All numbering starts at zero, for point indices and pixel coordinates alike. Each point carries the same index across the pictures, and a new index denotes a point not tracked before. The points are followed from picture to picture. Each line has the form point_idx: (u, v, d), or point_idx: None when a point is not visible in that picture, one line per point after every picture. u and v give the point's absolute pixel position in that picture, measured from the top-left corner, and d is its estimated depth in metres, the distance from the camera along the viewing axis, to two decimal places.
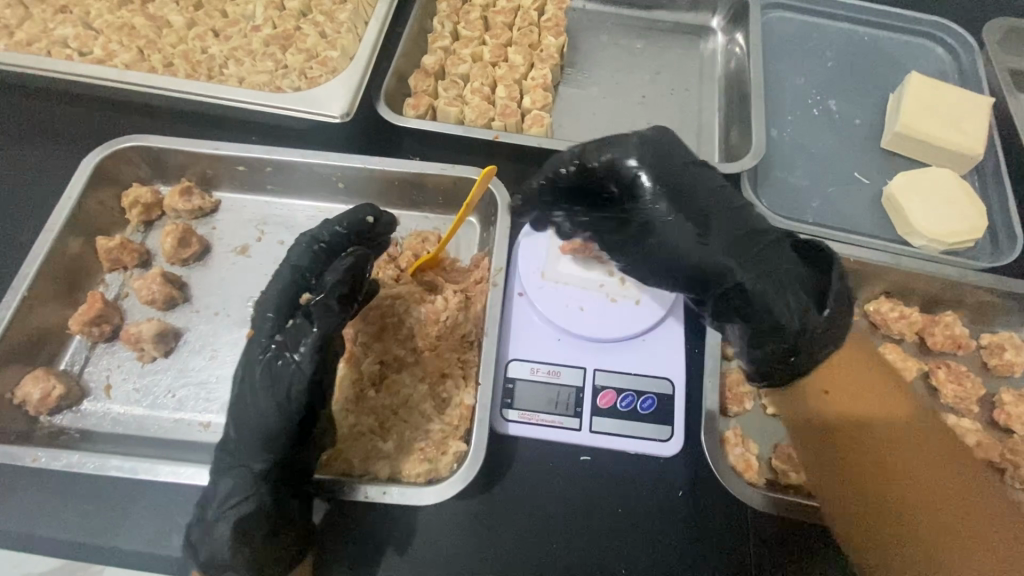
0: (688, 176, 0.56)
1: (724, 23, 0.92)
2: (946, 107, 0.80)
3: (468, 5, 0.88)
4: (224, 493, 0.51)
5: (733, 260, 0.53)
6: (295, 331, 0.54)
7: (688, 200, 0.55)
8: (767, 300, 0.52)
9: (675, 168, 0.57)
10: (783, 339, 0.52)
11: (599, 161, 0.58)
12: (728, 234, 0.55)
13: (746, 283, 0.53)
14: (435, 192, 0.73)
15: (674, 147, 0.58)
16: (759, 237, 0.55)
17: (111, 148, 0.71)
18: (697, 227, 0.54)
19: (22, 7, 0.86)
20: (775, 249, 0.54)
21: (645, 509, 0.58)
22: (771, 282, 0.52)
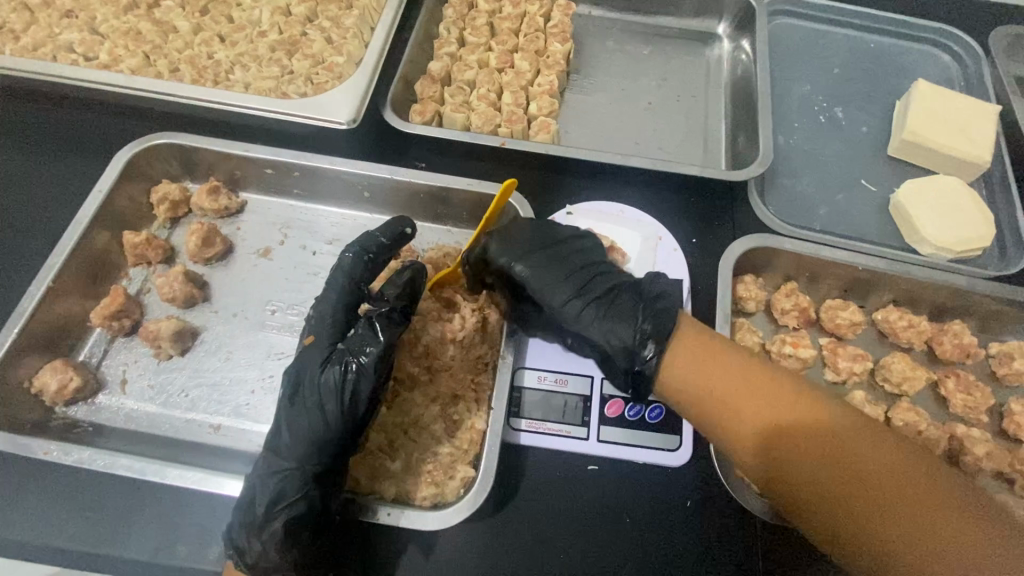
0: (547, 254, 0.62)
1: (730, 30, 0.92)
2: (955, 115, 0.80)
3: (475, 12, 0.88)
4: (271, 496, 0.52)
5: (591, 319, 0.59)
6: (358, 337, 0.56)
7: (546, 268, 0.61)
8: (603, 334, 0.58)
9: (537, 240, 0.63)
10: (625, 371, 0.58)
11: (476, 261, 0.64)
12: (569, 284, 0.61)
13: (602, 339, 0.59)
14: (460, 208, 0.74)
15: (527, 231, 0.64)
16: (600, 285, 0.61)
17: (148, 142, 0.71)
18: (557, 291, 0.60)
19: (27, 11, 0.86)
20: (619, 300, 0.60)
21: (655, 518, 0.58)
22: (603, 323, 0.59)
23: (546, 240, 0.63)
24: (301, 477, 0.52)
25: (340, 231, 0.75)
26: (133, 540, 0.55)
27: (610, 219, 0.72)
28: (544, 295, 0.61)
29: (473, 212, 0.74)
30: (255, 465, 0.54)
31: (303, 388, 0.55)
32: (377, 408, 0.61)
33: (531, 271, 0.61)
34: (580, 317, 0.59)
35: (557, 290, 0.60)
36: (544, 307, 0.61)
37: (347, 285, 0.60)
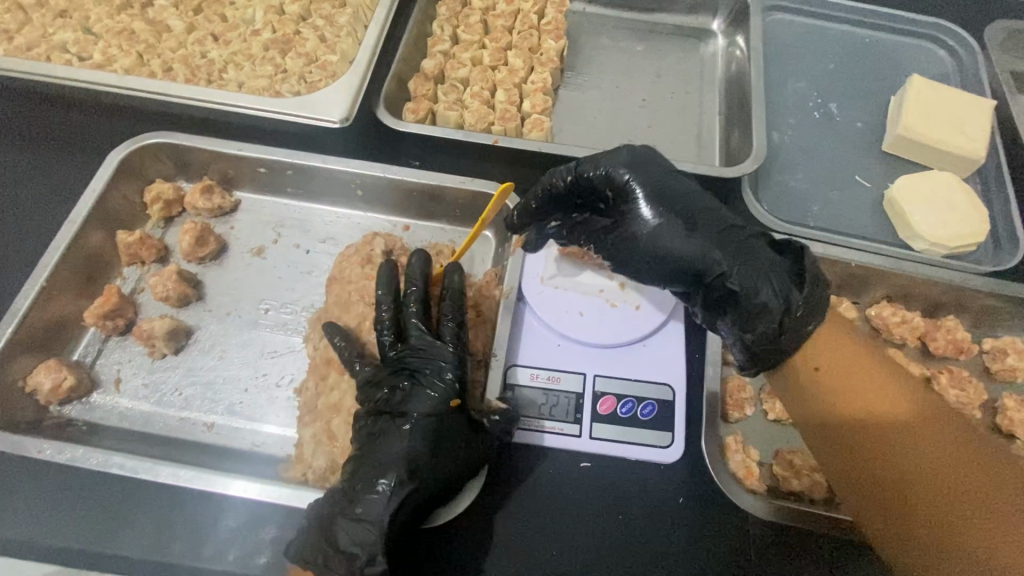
0: (670, 183, 0.58)
1: (724, 26, 0.92)
2: (948, 109, 0.80)
3: (468, 9, 0.88)
4: (377, 524, 0.51)
5: (726, 259, 0.54)
6: (423, 365, 0.59)
7: (670, 201, 0.57)
8: (753, 292, 0.52)
9: (611, 166, 0.59)
10: (770, 327, 0.52)
11: (595, 172, 0.59)
12: (719, 238, 0.56)
13: (736, 280, 0.53)
14: (452, 205, 0.74)
15: (656, 159, 0.60)
16: (745, 235, 0.56)
17: (139, 143, 0.71)
18: (660, 219, 0.56)
19: (22, 12, 0.86)
20: (750, 245, 0.55)
21: (648, 513, 0.58)
22: (763, 274, 0.53)
23: (619, 165, 0.59)
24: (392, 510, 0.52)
25: (334, 229, 0.75)
26: (124, 536, 0.55)
27: None
28: (674, 229, 0.56)
29: (466, 210, 0.74)
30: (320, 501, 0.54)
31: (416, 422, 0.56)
32: None
33: (665, 204, 0.57)
34: (721, 259, 0.54)
35: (702, 233, 0.56)
36: (660, 234, 0.56)
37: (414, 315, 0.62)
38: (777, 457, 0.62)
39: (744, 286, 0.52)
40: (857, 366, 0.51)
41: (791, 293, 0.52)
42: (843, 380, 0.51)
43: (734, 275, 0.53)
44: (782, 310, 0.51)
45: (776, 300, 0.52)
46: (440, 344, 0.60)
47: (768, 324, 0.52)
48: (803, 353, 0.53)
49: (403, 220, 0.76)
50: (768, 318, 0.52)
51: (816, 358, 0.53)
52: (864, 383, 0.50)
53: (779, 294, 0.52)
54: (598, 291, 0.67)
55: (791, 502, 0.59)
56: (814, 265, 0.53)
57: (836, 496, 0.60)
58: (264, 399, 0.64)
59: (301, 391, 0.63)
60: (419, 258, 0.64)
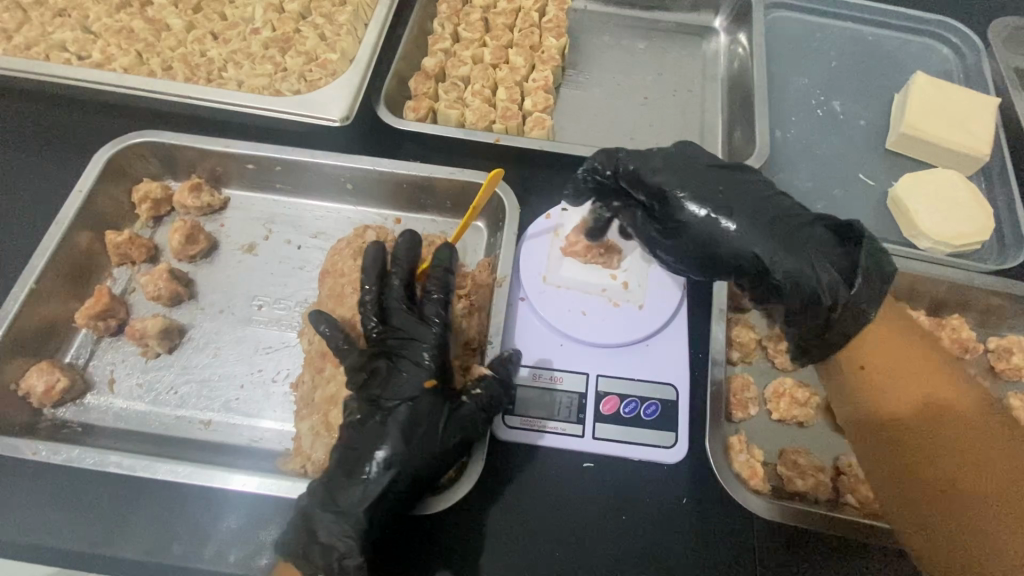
0: (715, 178, 0.60)
1: (726, 24, 0.91)
2: (953, 107, 0.80)
3: (469, 7, 0.88)
4: (351, 523, 0.50)
5: (772, 252, 0.56)
6: (408, 344, 0.57)
7: (715, 193, 0.59)
8: (801, 283, 0.55)
9: (646, 167, 0.60)
10: (821, 316, 0.55)
11: (626, 170, 0.61)
12: (770, 226, 0.57)
13: (783, 273, 0.55)
14: (443, 197, 0.74)
15: (698, 156, 0.62)
16: (796, 221, 0.58)
17: (123, 142, 0.71)
18: (706, 213, 0.58)
19: (20, 11, 0.86)
20: (804, 234, 0.57)
21: (649, 515, 0.57)
22: (816, 263, 0.55)
23: (655, 164, 0.60)
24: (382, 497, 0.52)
25: (324, 224, 0.75)
26: (118, 538, 0.55)
27: None
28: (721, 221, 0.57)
29: (454, 200, 0.74)
30: (310, 488, 0.53)
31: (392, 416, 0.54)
32: None
33: (709, 197, 0.58)
34: (767, 249, 0.56)
35: (748, 221, 0.57)
36: (707, 230, 0.58)
37: (400, 297, 0.59)
38: (782, 457, 0.61)
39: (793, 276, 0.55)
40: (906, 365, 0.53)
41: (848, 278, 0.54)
42: (887, 374, 0.53)
43: (782, 267, 0.55)
44: (835, 303, 0.54)
45: (829, 287, 0.54)
46: (423, 326, 0.57)
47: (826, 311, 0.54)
48: (851, 349, 0.57)
49: (393, 213, 0.76)
50: (816, 310, 0.55)
51: (859, 356, 0.56)
52: (907, 379, 0.52)
53: (829, 286, 0.54)
54: (601, 291, 0.67)
55: (796, 502, 0.58)
56: (869, 256, 0.55)
57: (841, 497, 0.60)
58: (259, 394, 0.64)
59: (297, 386, 0.63)
60: (406, 238, 0.61)
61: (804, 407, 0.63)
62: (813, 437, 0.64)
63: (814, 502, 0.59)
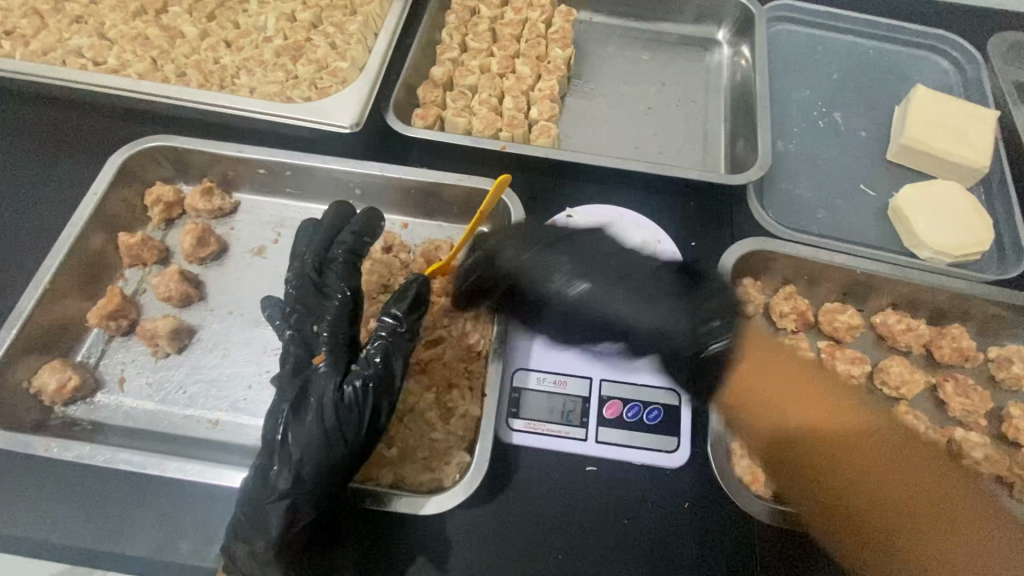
0: (581, 238, 0.66)
1: (729, 36, 0.93)
2: (951, 120, 0.81)
3: (477, 18, 0.90)
4: (274, 520, 0.51)
5: (635, 315, 0.62)
6: (306, 319, 0.60)
7: (586, 263, 0.64)
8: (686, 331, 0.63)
9: (529, 236, 0.67)
10: (691, 363, 0.63)
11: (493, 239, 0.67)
12: (626, 279, 0.64)
13: (662, 327, 0.62)
14: (450, 203, 0.75)
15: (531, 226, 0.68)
16: (652, 279, 0.64)
17: (136, 147, 0.72)
18: (587, 283, 0.63)
19: (38, 17, 0.88)
20: (655, 285, 0.64)
21: (652, 518, 0.58)
22: (676, 313, 0.63)
23: (570, 233, 0.67)
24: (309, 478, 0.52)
25: None
26: (128, 534, 0.55)
27: (608, 221, 0.72)
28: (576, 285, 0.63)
29: (462, 208, 0.75)
30: (247, 480, 0.53)
31: (305, 410, 0.54)
32: None
33: (541, 274, 0.64)
34: (652, 320, 0.62)
35: (604, 282, 0.63)
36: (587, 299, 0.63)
37: (306, 278, 0.61)
38: None
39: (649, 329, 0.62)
40: (786, 384, 0.64)
41: (702, 317, 0.63)
42: (785, 399, 0.63)
43: (641, 325, 0.62)
44: (698, 352, 0.63)
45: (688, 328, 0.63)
46: (328, 298, 0.60)
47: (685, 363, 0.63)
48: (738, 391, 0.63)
49: (401, 218, 0.77)
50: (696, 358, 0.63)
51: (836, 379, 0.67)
52: (795, 398, 0.63)
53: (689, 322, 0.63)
54: None
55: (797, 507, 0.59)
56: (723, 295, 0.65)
57: None
58: (267, 394, 0.65)
59: None
60: (331, 214, 0.65)
61: None
62: None
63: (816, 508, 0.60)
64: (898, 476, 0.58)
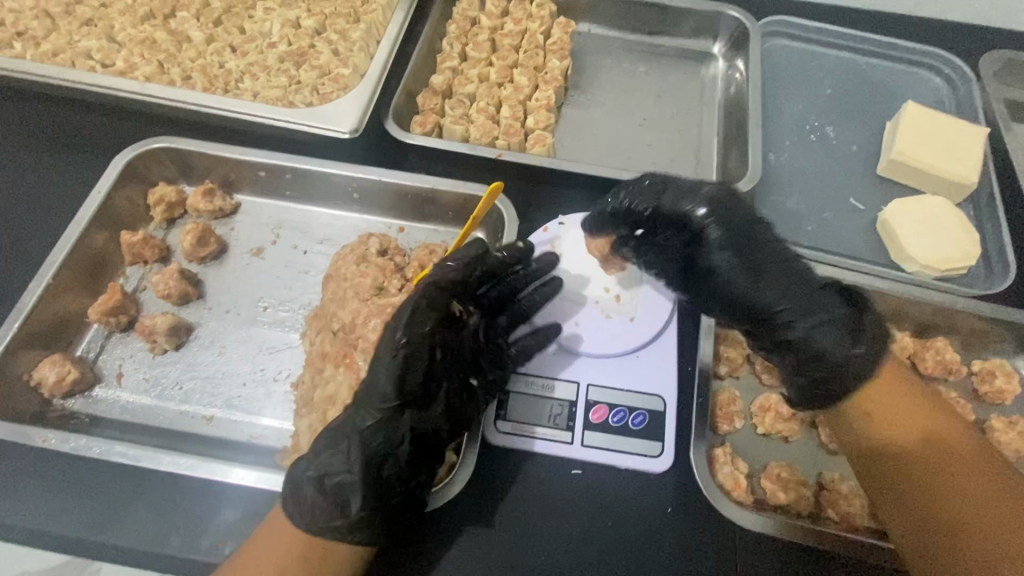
0: (736, 210, 0.60)
1: (725, 50, 0.94)
2: (940, 136, 0.82)
3: (477, 28, 0.92)
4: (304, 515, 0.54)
5: (790, 306, 0.56)
6: (424, 311, 0.59)
7: (732, 236, 0.58)
8: (813, 343, 0.55)
9: (670, 185, 0.62)
10: (816, 377, 0.56)
11: (631, 201, 0.63)
12: (789, 272, 0.57)
13: (795, 328, 0.56)
14: (445, 208, 0.77)
15: (687, 183, 0.63)
16: (813, 284, 0.58)
17: (141, 148, 0.74)
18: (718, 253, 0.58)
19: (49, 19, 0.90)
20: (824, 292, 0.57)
21: (633, 521, 0.59)
22: (831, 332, 0.55)
23: (739, 196, 0.61)
24: (364, 486, 0.54)
25: (330, 230, 0.78)
26: (120, 524, 0.57)
27: None
28: (733, 264, 0.57)
29: (457, 213, 0.77)
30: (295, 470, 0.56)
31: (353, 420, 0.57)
32: None
33: (667, 203, 0.61)
34: (786, 302, 0.56)
35: (763, 270, 0.57)
36: (743, 291, 0.57)
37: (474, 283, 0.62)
38: (767, 471, 0.63)
39: (726, 273, 0.58)
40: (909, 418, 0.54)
41: (856, 344, 0.55)
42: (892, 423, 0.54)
43: (798, 333, 0.56)
44: (834, 366, 0.55)
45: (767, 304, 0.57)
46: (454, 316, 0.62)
47: (758, 328, 0.59)
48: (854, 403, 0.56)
49: (397, 222, 0.79)
50: (820, 367, 0.55)
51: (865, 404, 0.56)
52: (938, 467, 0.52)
53: (838, 349, 0.55)
54: (594, 303, 0.69)
55: (777, 515, 0.60)
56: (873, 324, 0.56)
57: (822, 512, 0.61)
58: (261, 392, 0.66)
59: (297, 385, 0.65)
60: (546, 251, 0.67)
61: (788, 422, 0.65)
62: (798, 453, 0.65)
63: (796, 515, 0.60)
64: (1002, 508, 0.50)
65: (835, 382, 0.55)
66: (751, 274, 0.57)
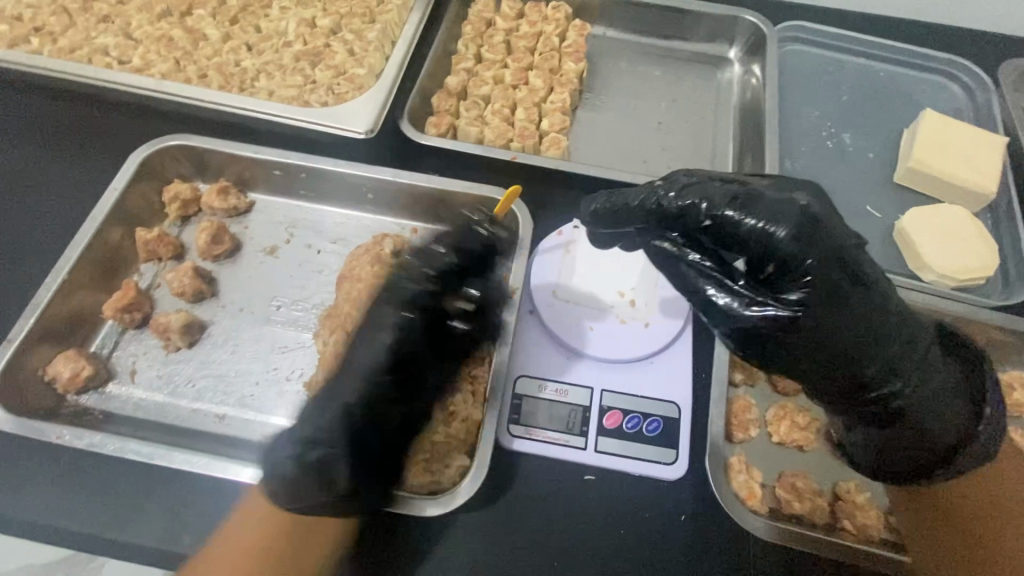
0: (829, 241, 0.49)
1: (741, 54, 0.94)
2: (956, 144, 0.82)
3: (492, 30, 0.92)
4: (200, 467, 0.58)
5: (890, 374, 0.50)
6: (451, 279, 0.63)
7: (823, 284, 0.48)
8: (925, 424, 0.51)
9: (788, 207, 0.49)
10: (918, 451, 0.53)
11: (683, 204, 0.51)
12: (896, 338, 0.50)
13: (903, 404, 0.50)
14: (459, 210, 0.76)
15: (789, 203, 0.49)
16: (897, 340, 0.50)
17: (158, 145, 0.75)
18: (803, 306, 0.48)
19: (66, 15, 0.90)
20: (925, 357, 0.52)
21: (646, 528, 0.59)
22: (951, 417, 0.52)
23: (831, 221, 0.50)
24: (349, 455, 0.55)
25: (343, 230, 0.77)
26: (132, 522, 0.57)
27: None
28: (810, 317, 0.48)
29: (472, 215, 0.77)
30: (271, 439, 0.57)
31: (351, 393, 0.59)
32: None
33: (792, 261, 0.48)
34: (874, 369, 0.49)
35: (852, 330, 0.48)
36: (845, 360, 0.49)
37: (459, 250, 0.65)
38: (781, 480, 0.62)
39: (838, 333, 0.48)
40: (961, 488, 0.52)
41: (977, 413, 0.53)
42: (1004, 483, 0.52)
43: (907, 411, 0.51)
44: (952, 449, 0.52)
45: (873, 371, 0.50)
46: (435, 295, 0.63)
47: (849, 391, 0.51)
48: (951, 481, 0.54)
49: (410, 223, 0.79)
50: (920, 446, 0.52)
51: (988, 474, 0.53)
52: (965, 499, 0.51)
53: (959, 427, 0.52)
54: (608, 307, 0.69)
55: (792, 525, 0.59)
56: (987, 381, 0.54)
57: (838, 522, 0.60)
58: (273, 391, 0.66)
59: (310, 385, 0.65)
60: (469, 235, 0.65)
61: (804, 431, 0.64)
62: (814, 462, 0.65)
63: (811, 526, 0.60)
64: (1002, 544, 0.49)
65: (942, 447, 0.52)
66: (872, 331, 0.49)
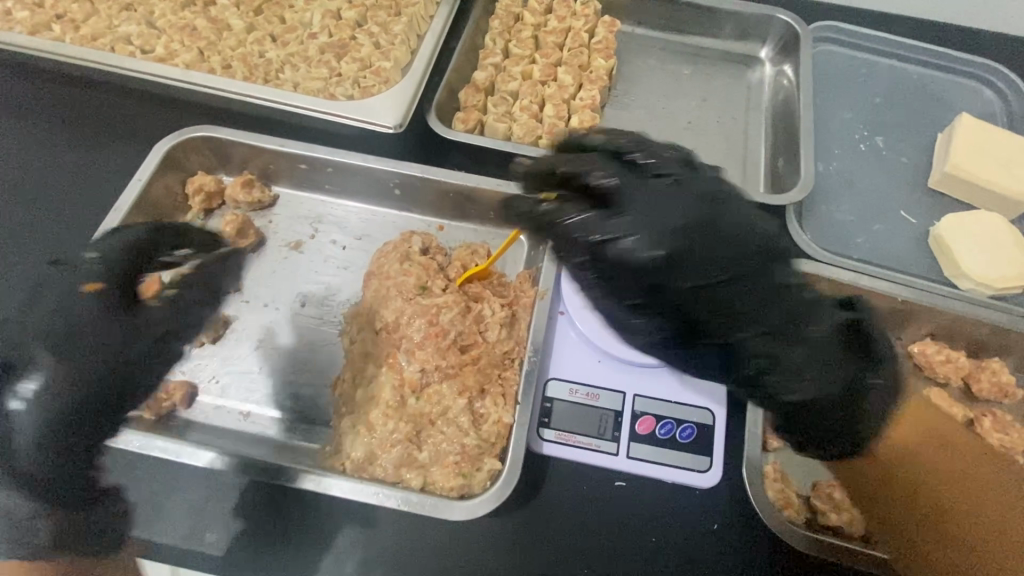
0: (712, 234, 0.50)
1: (773, 54, 0.92)
2: (993, 151, 0.80)
3: (520, 24, 0.90)
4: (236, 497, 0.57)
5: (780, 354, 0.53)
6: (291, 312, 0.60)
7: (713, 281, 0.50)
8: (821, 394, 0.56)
9: (665, 216, 0.49)
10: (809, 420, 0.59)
11: (565, 220, 0.48)
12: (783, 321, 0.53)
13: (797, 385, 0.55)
14: (487, 207, 0.75)
15: (671, 208, 0.50)
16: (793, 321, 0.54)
17: (182, 136, 0.73)
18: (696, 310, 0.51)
19: (88, 3, 0.89)
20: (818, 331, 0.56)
21: (679, 537, 0.57)
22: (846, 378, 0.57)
23: (719, 210, 0.52)
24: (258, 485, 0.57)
25: (368, 226, 0.76)
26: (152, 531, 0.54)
27: None
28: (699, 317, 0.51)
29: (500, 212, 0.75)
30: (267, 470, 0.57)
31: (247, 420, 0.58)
32: (406, 399, 0.61)
33: (658, 238, 0.48)
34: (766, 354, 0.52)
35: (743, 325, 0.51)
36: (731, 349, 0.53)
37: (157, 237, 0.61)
38: (816, 490, 0.61)
39: (729, 304, 0.51)
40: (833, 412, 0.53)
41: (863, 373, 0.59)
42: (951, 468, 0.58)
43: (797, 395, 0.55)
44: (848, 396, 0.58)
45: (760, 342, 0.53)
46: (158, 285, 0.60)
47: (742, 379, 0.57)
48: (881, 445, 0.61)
49: (437, 220, 0.78)
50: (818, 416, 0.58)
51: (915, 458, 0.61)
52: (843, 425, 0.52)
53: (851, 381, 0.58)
54: None
55: (828, 536, 0.58)
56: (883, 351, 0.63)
57: (875, 535, 0.59)
58: (298, 389, 0.65)
59: (337, 384, 0.64)
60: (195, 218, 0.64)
61: None
62: (849, 473, 0.63)
63: (847, 539, 0.58)
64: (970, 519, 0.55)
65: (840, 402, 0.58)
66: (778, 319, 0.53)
